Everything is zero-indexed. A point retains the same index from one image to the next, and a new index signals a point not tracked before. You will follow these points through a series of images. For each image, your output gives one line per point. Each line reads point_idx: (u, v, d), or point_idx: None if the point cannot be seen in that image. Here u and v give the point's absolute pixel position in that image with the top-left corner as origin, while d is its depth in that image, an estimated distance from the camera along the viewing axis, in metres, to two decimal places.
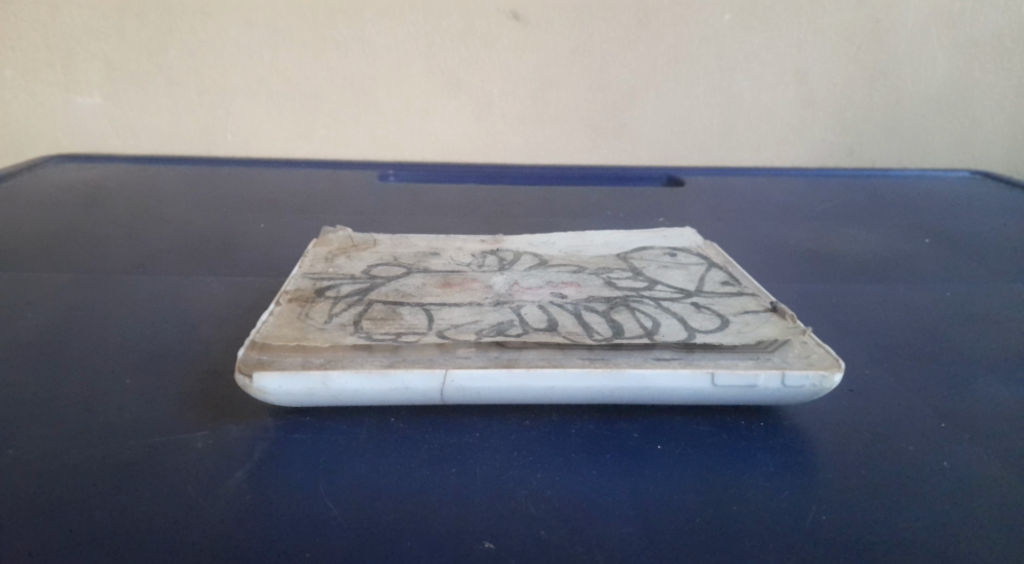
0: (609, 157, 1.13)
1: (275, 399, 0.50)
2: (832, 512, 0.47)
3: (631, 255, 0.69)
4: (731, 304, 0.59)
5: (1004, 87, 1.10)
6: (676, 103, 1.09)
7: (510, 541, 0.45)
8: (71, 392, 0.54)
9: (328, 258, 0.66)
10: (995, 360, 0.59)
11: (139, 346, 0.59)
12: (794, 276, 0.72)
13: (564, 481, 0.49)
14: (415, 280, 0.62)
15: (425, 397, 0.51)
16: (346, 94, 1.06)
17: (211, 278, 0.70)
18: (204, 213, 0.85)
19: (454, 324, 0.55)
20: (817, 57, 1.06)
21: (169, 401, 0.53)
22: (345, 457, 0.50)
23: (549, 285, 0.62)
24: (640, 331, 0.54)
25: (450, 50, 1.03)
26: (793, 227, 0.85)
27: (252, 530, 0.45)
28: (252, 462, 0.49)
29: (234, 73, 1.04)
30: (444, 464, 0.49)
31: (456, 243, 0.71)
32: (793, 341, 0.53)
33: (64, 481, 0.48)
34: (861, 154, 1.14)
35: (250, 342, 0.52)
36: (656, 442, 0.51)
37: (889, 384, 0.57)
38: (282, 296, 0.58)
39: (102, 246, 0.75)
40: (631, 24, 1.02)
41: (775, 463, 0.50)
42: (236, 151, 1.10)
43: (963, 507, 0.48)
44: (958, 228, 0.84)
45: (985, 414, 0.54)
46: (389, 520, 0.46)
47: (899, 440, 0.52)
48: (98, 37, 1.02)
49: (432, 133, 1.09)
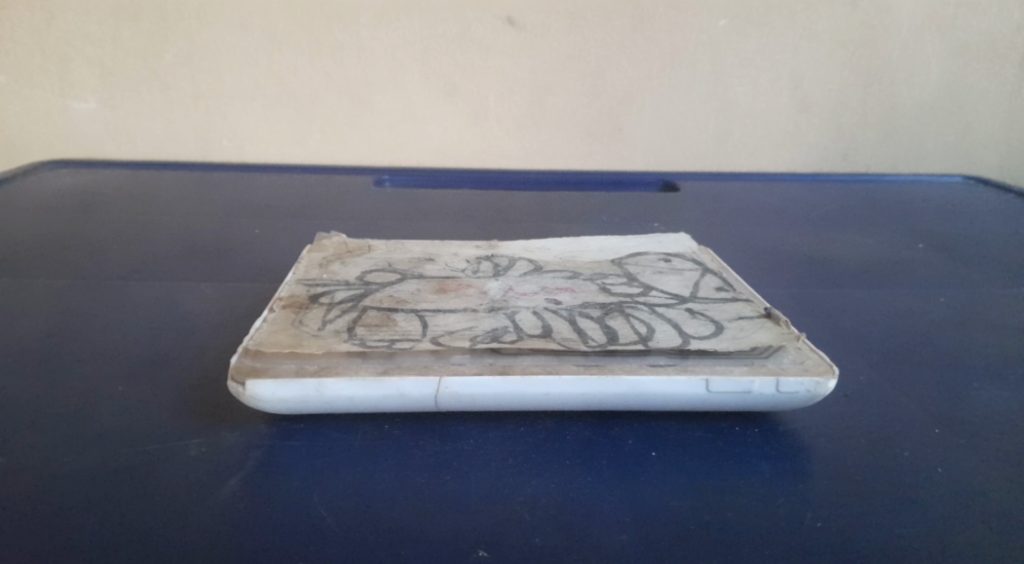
0: (606, 161, 1.13)
1: (270, 406, 0.50)
2: (829, 517, 0.47)
3: (626, 260, 0.69)
4: (727, 309, 0.59)
5: (1000, 90, 1.11)
6: (673, 108, 1.09)
7: (507, 546, 0.45)
8: (69, 397, 0.54)
9: (323, 264, 0.66)
10: (990, 365, 0.59)
11: (136, 351, 0.59)
12: (790, 281, 0.72)
13: (560, 487, 0.49)
14: (410, 286, 0.62)
15: (420, 403, 0.51)
16: (342, 98, 1.06)
17: (205, 284, 0.70)
18: (200, 218, 0.85)
19: (449, 330, 0.55)
20: (812, 62, 1.06)
21: (164, 406, 0.53)
22: (341, 462, 0.50)
23: (544, 291, 0.62)
24: (635, 337, 0.54)
25: (445, 55, 1.03)
26: (789, 232, 0.85)
27: (249, 536, 0.45)
28: (247, 468, 0.49)
29: (230, 77, 1.04)
30: (441, 469, 0.49)
31: (452, 248, 0.71)
32: (788, 346, 0.53)
33: (64, 484, 0.48)
34: (857, 159, 1.15)
35: (244, 348, 0.52)
36: (652, 447, 0.51)
37: (884, 388, 0.57)
38: (277, 302, 0.58)
39: (97, 251, 0.75)
40: (627, 28, 1.02)
41: (771, 467, 0.50)
42: (232, 156, 1.10)
43: (960, 513, 0.48)
44: (954, 233, 0.85)
45: (981, 419, 0.54)
46: (386, 525, 0.46)
47: (894, 445, 0.52)
48: (94, 42, 1.02)
49: (430, 137, 1.09)
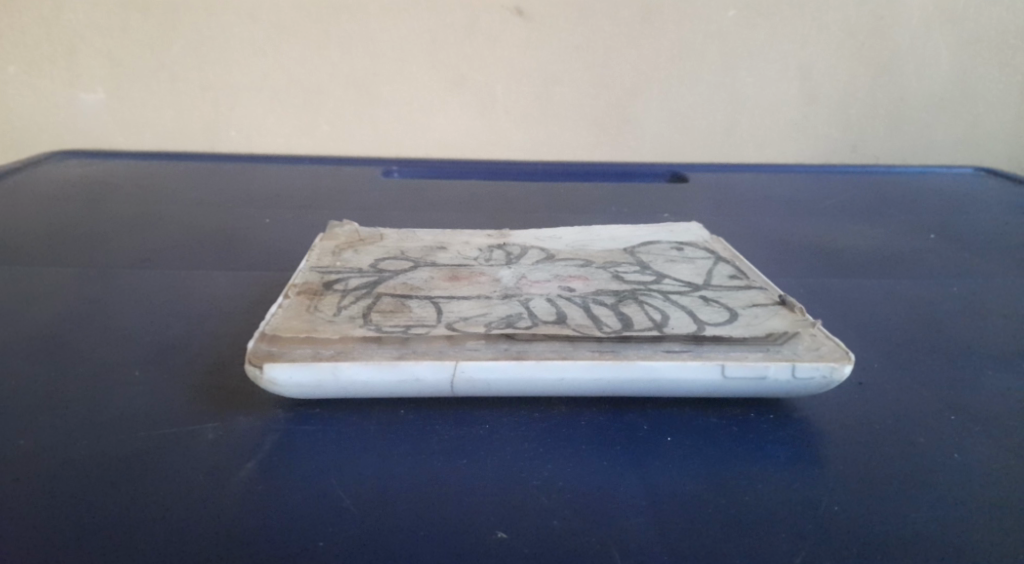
0: (614, 154, 1.13)
1: (285, 390, 0.50)
2: (842, 503, 0.47)
3: (637, 249, 0.69)
4: (740, 297, 0.59)
5: (1009, 82, 1.10)
6: (681, 101, 1.09)
7: (523, 530, 0.45)
8: (81, 386, 0.54)
9: (334, 252, 0.66)
10: (1002, 354, 0.59)
11: (148, 339, 0.59)
12: (800, 271, 0.73)
13: (574, 472, 0.49)
14: (422, 274, 0.62)
15: (434, 388, 0.51)
16: (349, 90, 1.06)
17: (217, 273, 0.70)
18: (209, 208, 0.85)
19: (463, 316, 0.55)
20: (822, 53, 1.06)
21: (177, 393, 0.53)
22: (356, 447, 0.50)
23: (556, 279, 0.62)
24: (649, 323, 0.54)
25: (454, 46, 1.03)
26: (799, 224, 0.85)
27: (264, 520, 0.45)
28: (264, 451, 0.49)
29: (238, 68, 1.04)
30: (455, 453, 0.49)
31: (463, 237, 0.71)
32: (802, 333, 0.53)
33: (76, 474, 0.48)
34: (865, 151, 1.14)
35: (260, 333, 0.52)
36: (665, 433, 0.51)
37: (897, 377, 0.57)
38: (291, 288, 0.58)
39: (108, 241, 0.75)
40: (636, 20, 1.02)
41: (784, 453, 0.50)
42: (240, 148, 1.10)
43: (977, 500, 0.48)
44: (964, 224, 0.84)
45: (993, 408, 0.54)
46: (401, 510, 0.46)
47: (908, 433, 0.52)
48: (102, 33, 1.02)
49: (436, 130, 1.09)
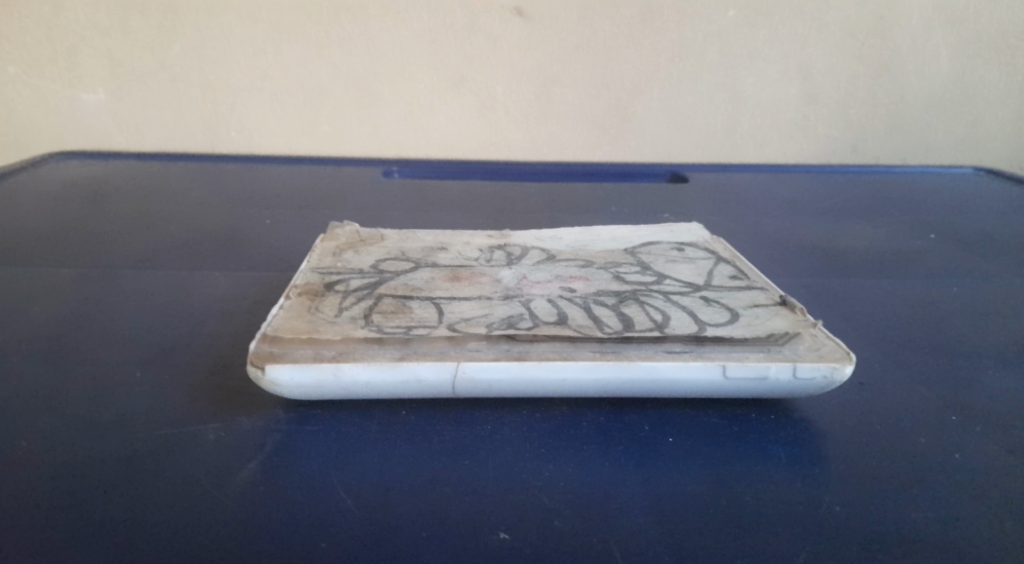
0: (614, 153, 1.13)
1: (286, 390, 0.50)
2: (844, 503, 0.47)
3: (638, 249, 0.69)
4: (741, 297, 0.59)
5: (1010, 81, 1.10)
6: (681, 101, 1.09)
7: (525, 530, 0.45)
8: (82, 387, 0.54)
9: (335, 253, 0.66)
10: (1003, 354, 0.59)
11: (149, 339, 0.59)
12: (801, 271, 0.73)
13: (575, 472, 0.49)
14: (423, 275, 0.62)
15: (436, 388, 0.51)
16: (350, 90, 1.06)
17: (217, 273, 0.70)
18: (209, 208, 0.85)
19: (465, 317, 0.55)
20: (822, 53, 1.06)
21: (178, 393, 0.53)
22: (357, 448, 0.50)
23: (557, 280, 0.62)
24: (650, 324, 0.54)
25: (454, 46, 1.03)
26: (799, 224, 0.85)
27: (267, 521, 0.46)
28: (265, 452, 0.49)
29: (238, 68, 1.04)
30: (457, 454, 0.49)
31: (464, 238, 0.71)
32: (803, 334, 0.53)
33: (78, 475, 0.48)
34: (865, 151, 1.14)
35: (261, 334, 0.52)
36: (666, 433, 0.52)
37: (898, 378, 0.57)
38: (292, 289, 0.58)
39: (109, 242, 0.75)
40: (636, 20, 1.02)
41: (786, 453, 0.50)
42: (240, 148, 1.10)
43: (978, 500, 0.48)
44: (964, 224, 0.84)
45: (994, 408, 0.54)
46: (403, 510, 0.46)
47: (909, 433, 0.52)
48: (102, 33, 1.02)
49: (436, 130, 1.09)
